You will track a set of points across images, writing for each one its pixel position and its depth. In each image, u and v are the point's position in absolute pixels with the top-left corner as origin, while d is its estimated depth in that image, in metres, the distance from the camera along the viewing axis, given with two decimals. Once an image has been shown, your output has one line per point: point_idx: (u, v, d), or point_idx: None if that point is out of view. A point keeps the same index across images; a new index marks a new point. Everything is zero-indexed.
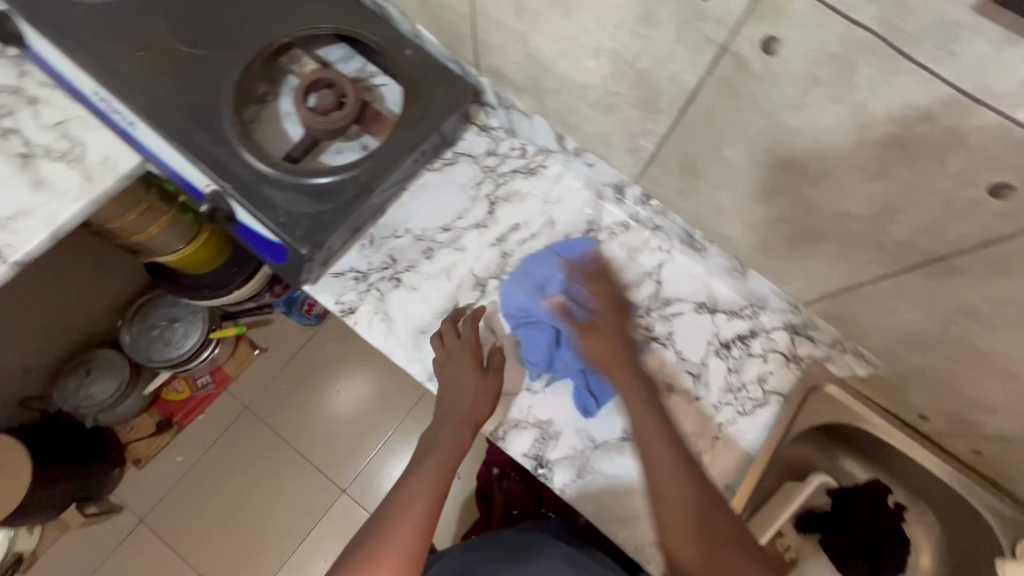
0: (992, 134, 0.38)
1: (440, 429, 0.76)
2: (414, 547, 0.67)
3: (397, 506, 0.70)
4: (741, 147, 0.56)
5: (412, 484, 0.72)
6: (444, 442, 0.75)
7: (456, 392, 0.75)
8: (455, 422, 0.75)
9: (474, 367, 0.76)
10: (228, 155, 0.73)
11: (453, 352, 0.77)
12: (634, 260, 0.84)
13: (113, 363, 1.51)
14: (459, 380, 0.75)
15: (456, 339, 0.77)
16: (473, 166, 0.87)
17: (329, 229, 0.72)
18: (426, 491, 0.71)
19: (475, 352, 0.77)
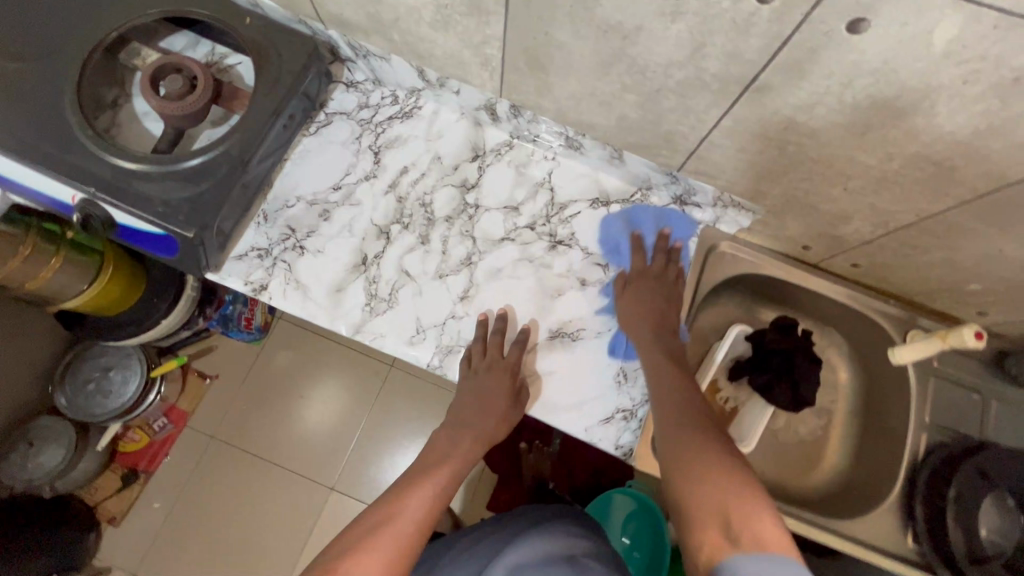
0: None
1: (459, 441, 0.78)
2: (424, 528, 0.65)
3: (412, 492, 0.69)
4: (566, 26, 0.60)
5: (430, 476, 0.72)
6: (461, 451, 0.77)
7: (482, 412, 0.79)
8: (475, 436, 0.79)
9: (512, 402, 0.78)
10: (84, 159, 0.71)
11: (492, 368, 0.78)
12: (524, 174, 0.88)
13: (54, 429, 1.45)
14: (490, 398, 0.78)
15: (483, 360, 0.78)
16: (348, 122, 0.88)
17: (212, 208, 0.72)
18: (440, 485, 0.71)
19: (515, 374, 0.78)
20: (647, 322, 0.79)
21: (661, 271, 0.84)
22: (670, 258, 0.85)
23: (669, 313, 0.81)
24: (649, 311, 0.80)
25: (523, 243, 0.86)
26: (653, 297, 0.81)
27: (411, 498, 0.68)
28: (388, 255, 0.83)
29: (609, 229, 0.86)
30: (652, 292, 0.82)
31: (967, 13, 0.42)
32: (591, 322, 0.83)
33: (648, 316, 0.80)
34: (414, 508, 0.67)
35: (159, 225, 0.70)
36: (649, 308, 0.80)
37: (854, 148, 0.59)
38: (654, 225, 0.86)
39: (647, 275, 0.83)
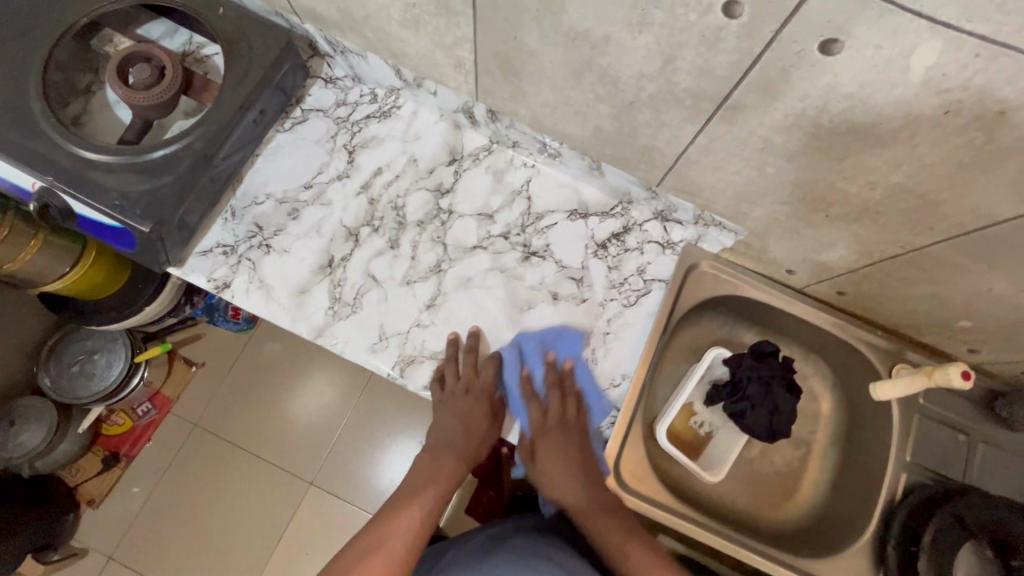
0: None
1: (439, 461, 0.80)
2: (413, 547, 0.71)
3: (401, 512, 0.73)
4: (535, 31, 0.57)
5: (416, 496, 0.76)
6: (441, 470, 0.79)
7: (465, 431, 0.80)
8: (454, 455, 0.80)
9: (489, 422, 0.80)
10: (44, 146, 0.69)
11: (468, 392, 0.78)
12: (501, 181, 0.85)
13: (36, 409, 1.46)
14: (469, 420, 0.79)
15: (457, 382, 0.77)
16: (324, 119, 0.86)
17: (171, 202, 0.70)
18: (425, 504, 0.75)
19: (490, 396, 0.79)
20: (562, 480, 0.77)
21: (564, 407, 0.78)
22: (564, 390, 0.79)
23: (582, 455, 0.78)
24: (567, 473, 0.77)
25: (495, 252, 0.83)
26: (565, 447, 0.77)
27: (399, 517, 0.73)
28: (355, 258, 0.81)
29: (507, 373, 0.80)
30: (562, 437, 0.78)
31: (946, 39, 0.38)
32: (559, 337, 0.81)
33: (566, 468, 0.77)
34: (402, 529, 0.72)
35: (116, 216, 0.69)
36: (566, 460, 0.77)
37: (834, 173, 0.55)
38: (543, 352, 0.80)
39: (547, 424, 0.78)
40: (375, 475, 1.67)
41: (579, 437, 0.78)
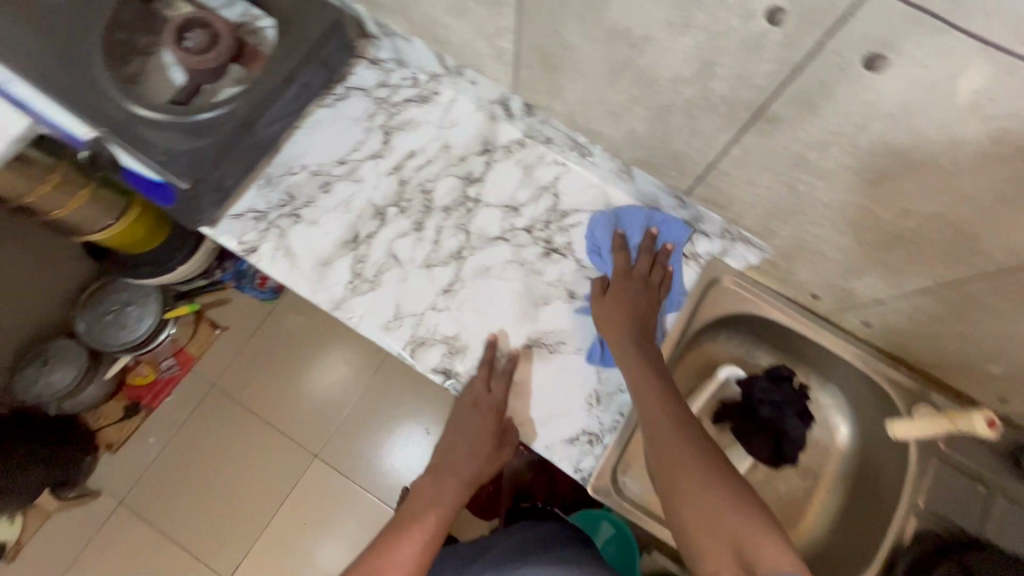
0: None
1: (444, 483, 0.78)
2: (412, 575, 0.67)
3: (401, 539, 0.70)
4: (576, 26, 0.57)
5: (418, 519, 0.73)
6: (446, 492, 0.77)
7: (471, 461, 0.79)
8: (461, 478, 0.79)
9: (497, 441, 0.78)
10: (100, 100, 0.73)
11: (476, 405, 0.77)
12: (531, 176, 0.86)
13: (68, 351, 1.53)
14: (475, 442, 0.78)
15: (469, 393, 0.77)
16: (365, 99, 0.88)
17: (209, 164, 0.73)
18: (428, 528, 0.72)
19: (502, 412, 0.77)
20: (623, 332, 0.76)
21: (642, 276, 0.80)
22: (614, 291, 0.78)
23: (646, 323, 0.77)
24: (630, 325, 0.76)
25: (516, 245, 0.83)
26: (632, 302, 0.78)
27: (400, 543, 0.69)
28: (379, 236, 0.83)
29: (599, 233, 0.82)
30: (630, 296, 0.78)
31: (997, 64, 0.37)
32: (570, 336, 0.81)
33: (623, 322, 0.76)
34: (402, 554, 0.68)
35: (158, 172, 0.72)
36: (625, 317, 0.77)
37: (867, 197, 0.54)
38: (635, 225, 0.83)
39: (626, 279, 0.79)
40: (380, 457, 1.69)
41: (650, 303, 0.79)
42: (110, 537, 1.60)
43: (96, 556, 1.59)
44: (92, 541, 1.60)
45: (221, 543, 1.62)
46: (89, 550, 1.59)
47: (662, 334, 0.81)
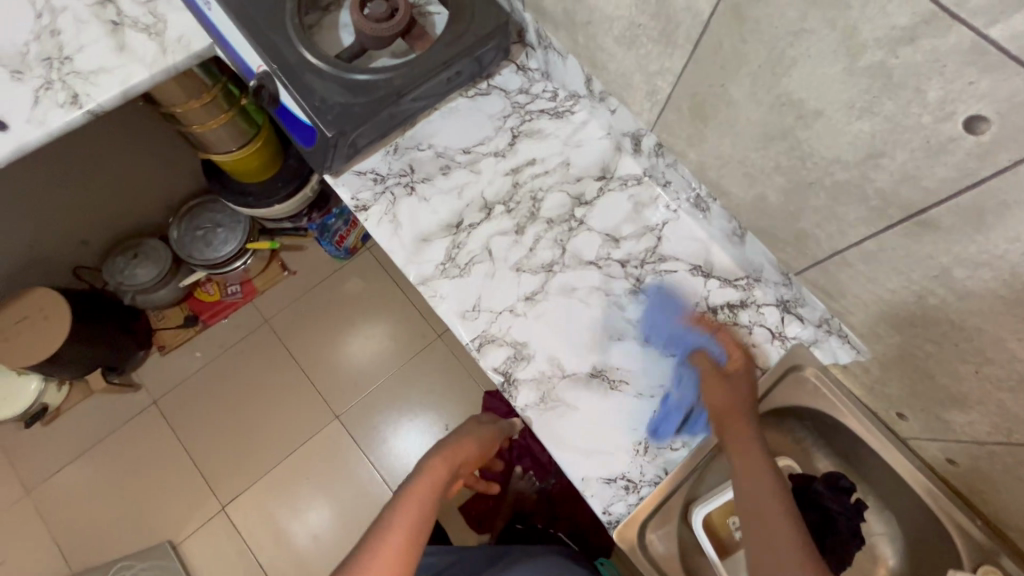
0: (967, 53, 0.40)
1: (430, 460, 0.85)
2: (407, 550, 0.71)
3: (396, 513, 0.74)
4: (745, 85, 0.58)
5: (411, 489, 0.78)
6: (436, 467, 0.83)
7: (464, 444, 0.90)
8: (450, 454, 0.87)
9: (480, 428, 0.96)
10: (281, 40, 0.80)
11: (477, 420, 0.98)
12: (640, 213, 0.86)
13: (156, 252, 1.64)
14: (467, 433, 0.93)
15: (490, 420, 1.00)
16: (504, 100, 0.91)
17: (358, 120, 0.79)
18: (423, 501, 0.77)
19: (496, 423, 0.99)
20: (729, 405, 0.73)
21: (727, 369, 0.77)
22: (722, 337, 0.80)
23: (741, 408, 0.73)
24: (732, 397, 0.74)
25: (608, 275, 0.84)
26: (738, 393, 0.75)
27: (398, 517, 0.74)
28: (481, 228, 0.85)
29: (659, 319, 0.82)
30: (729, 381, 0.76)
31: None
32: (637, 378, 0.80)
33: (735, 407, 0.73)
34: (400, 528, 0.73)
35: (312, 115, 0.78)
36: (736, 404, 0.74)
37: (1006, 330, 0.51)
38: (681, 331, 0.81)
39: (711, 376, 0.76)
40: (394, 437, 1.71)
41: (733, 373, 0.77)
42: (136, 431, 1.69)
43: (117, 445, 1.67)
44: (117, 431, 1.68)
45: (232, 472, 1.67)
46: (111, 438, 1.67)
47: None
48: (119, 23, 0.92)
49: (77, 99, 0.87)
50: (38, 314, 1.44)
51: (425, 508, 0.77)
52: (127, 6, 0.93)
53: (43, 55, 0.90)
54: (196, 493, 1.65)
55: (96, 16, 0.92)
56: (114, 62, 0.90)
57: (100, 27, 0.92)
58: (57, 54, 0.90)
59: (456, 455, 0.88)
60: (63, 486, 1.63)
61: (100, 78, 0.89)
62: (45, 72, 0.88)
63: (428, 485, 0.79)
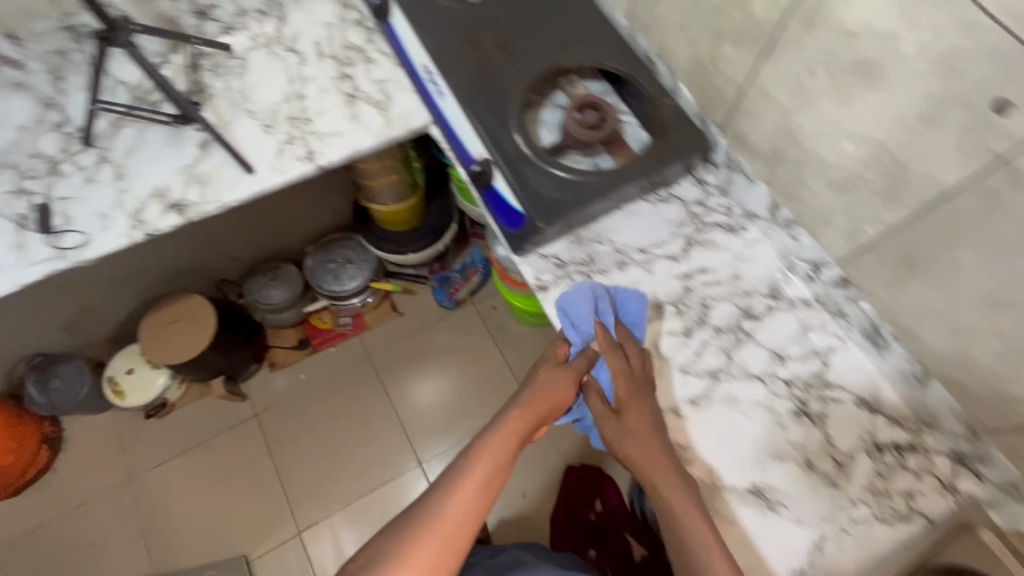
0: None
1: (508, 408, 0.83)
2: (471, 513, 0.73)
3: (471, 464, 0.77)
4: (979, 253, 0.61)
5: (483, 446, 0.79)
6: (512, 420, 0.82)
7: (547, 393, 0.84)
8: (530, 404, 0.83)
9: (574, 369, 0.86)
10: (505, 136, 0.91)
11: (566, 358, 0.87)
12: (806, 335, 0.88)
13: (291, 276, 1.76)
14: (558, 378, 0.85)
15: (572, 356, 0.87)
16: (681, 208, 0.98)
17: (565, 215, 0.87)
18: (497, 456, 0.78)
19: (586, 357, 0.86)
20: (634, 451, 0.79)
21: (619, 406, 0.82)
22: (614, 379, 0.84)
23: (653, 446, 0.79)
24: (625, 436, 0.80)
25: (772, 392, 0.85)
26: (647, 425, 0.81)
27: (472, 471, 0.76)
28: (650, 325, 0.90)
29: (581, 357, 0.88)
30: (624, 418, 0.81)
31: None
32: (795, 504, 0.79)
33: (647, 435, 0.80)
34: (473, 481, 0.75)
35: (529, 206, 0.87)
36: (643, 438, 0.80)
37: None
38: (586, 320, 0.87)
39: (603, 419, 0.83)
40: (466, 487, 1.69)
41: (620, 409, 0.82)
42: (234, 440, 1.78)
43: (216, 450, 1.77)
44: (218, 436, 1.78)
45: (315, 497, 1.73)
46: (212, 442, 1.77)
47: (885, 554, 0.77)
48: (354, 96, 1.07)
49: (312, 155, 1.01)
50: (186, 320, 1.58)
51: (493, 469, 0.77)
52: (362, 83, 1.08)
53: (289, 114, 1.05)
54: (279, 512, 1.70)
55: (336, 88, 1.08)
56: (346, 128, 1.04)
57: (338, 97, 1.07)
58: (300, 115, 1.05)
59: (538, 407, 0.83)
60: (161, 480, 1.72)
61: (333, 140, 1.03)
62: (289, 129, 1.03)
63: (504, 442, 0.79)
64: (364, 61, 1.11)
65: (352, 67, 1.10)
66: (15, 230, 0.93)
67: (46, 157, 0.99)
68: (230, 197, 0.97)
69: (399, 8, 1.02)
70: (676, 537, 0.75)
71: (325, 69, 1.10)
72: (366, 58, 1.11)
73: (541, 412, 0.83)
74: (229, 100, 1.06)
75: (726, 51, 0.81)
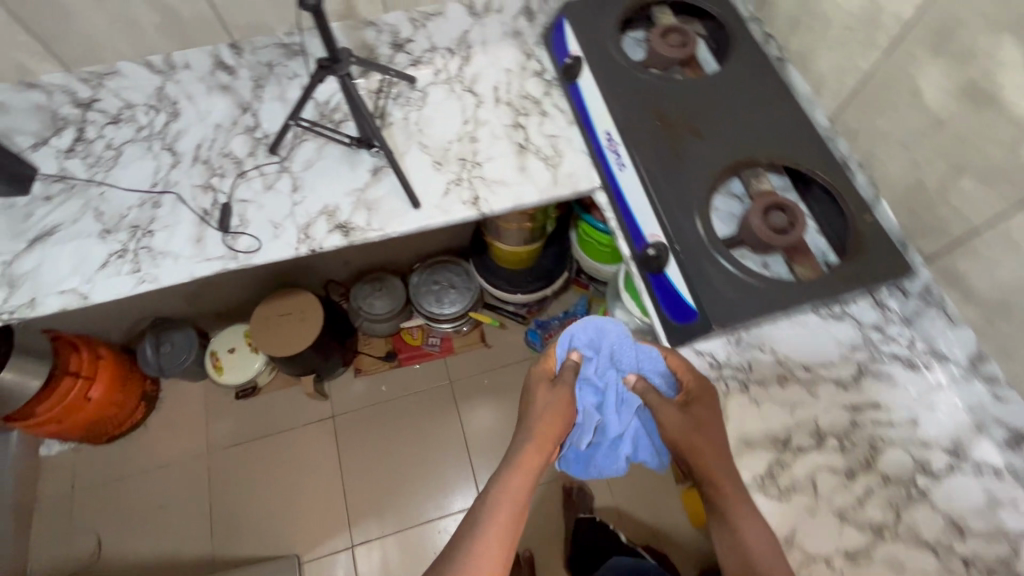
0: None
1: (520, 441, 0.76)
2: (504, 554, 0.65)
3: (491, 503, 0.69)
4: None
5: (501, 481, 0.71)
6: (527, 450, 0.74)
7: (552, 415, 0.78)
8: (539, 430, 0.76)
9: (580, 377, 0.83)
10: (687, 223, 0.87)
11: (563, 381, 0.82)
12: (994, 510, 0.77)
13: (393, 290, 1.79)
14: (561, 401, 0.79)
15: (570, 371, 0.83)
16: (856, 330, 0.89)
17: (745, 319, 0.80)
18: (519, 488, 0.71)
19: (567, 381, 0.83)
20: (701, 445, 0.75)
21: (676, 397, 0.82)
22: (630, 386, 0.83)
23: (714, 435, 0.77)
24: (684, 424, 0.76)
25: (945, 567, 0.75)
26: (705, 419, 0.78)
27: (494, 510, 0.68)
28: (809, 456, 0.82)
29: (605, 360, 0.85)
30: (692, 408, 0.78)
31: None
32: None
33: (710, 423, 0.78)
34: (498, 519, 0.67)
35: (708, 303, 0.82)
36: (700, 428, 0.77)
37: None
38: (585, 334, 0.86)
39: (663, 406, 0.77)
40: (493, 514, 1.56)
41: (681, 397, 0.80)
42: (308, 436, 1.81)
43: (289, 442, 1.80)
44: (293, 429, 1.82)
45: (372, 513, 1.73)
46: (287, 434, 1.81)
47: None
48: (525, 147, 1.07)
49: (476, 201, 1.02)
50: (294, 315, 1.63)
51: (516, 506, 0.69)
52: (534, 135, 1.08)
53: (460, 155, 1.06)
54: (335, 519, 1.72)
55: (508, 136, 1.09)
56: (513, 179, 1.04)
57: (509, 145, 1.07)
58: (470, 158, 1.06)
59: (550, 431, 0.77)
60: (234, 459, 1.77)
61: (498, 189, 1.03)
62: (459, 170, 1.04)
63: (520, 473, 0.72)
64: (539, 113, 1.11)
65: (525, 117, 1.10)
66: (197, 223, 0.98)
67: (234, 158, 1.05)
68: (393, 228, 0.98)
69: (591, 71, 1.02)
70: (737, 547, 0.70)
71: (499, 115, 1.11)
72: (541, 111, 1.11)
73: (550, 439, 0.76)
74: (406, 132, 1.09)
75: (965, 187, 0.74)
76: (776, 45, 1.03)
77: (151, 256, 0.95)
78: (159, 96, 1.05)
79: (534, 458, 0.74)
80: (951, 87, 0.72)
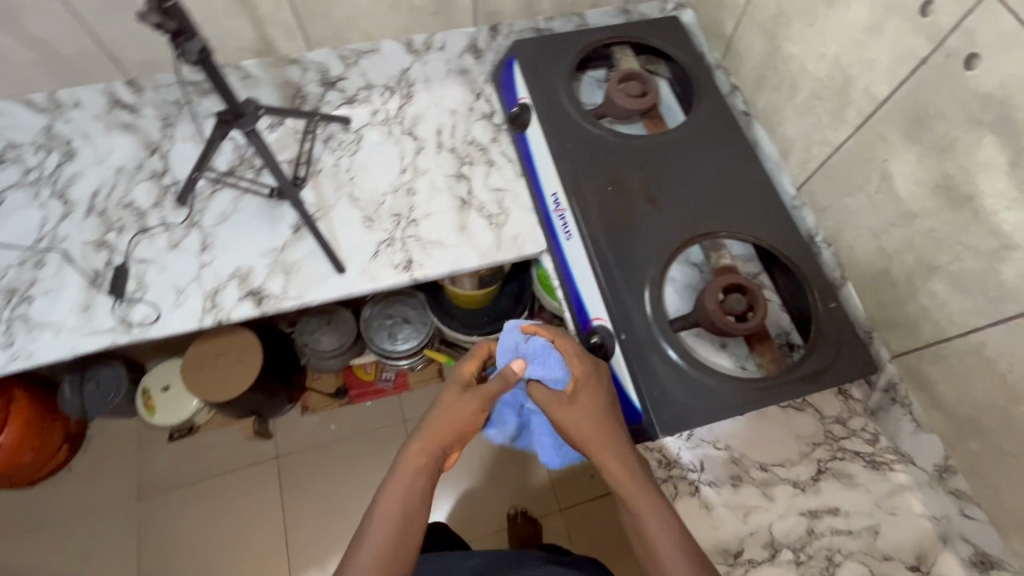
0: None
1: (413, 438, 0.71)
2: (394, 552, 0.62)
3: (381, 502, 0.65)
4: None
5: (391, 480, 0.67)
6: (419, 450, 0.70)
7: (449, 407, 0.73)
8: (431, 427, 0.71)
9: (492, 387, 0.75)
10: (636, 308, 0.78)
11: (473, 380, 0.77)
12: None
13: (344, 323, 1.64)
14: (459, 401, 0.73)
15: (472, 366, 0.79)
16: (816, 423, 0.82)
17: (692, 425, 0.72)
18: (409, 487, 0.66)
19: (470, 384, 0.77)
20: (588, 433, 0.71)
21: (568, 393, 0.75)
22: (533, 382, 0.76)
23: (609, 422, 0.72)
24: (582, 418, 0.72)
25: None
26: (601, 410, 0.73)
27: (382, 510, 0.64)
28: (760, 570, 0.75)
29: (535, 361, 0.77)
30: (579, 400, 0.74)
31: None
32: None
33: (608, 419, 0.72)
34: (387, 519, 0.64)
35: (654, 405, 0.73)
36: (592, 421, 0.72)
37: None
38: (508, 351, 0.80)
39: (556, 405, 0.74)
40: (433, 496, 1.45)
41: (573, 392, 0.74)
42: (248, 479, 1.70)
43: (229, 486, 1.69)
44: (234, 471, 1.70)
45: (316, 563, 1.62)
46: (227, 478, 1.70)
47: None
48: (467, 202, 0.97)
49: (409, 265, 0.91)
50: (229, 367, 1.48)
51: (408, 506, 0.65)
52: (478, 188, 0.98)
53: (395, 210, 0.96)
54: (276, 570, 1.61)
55: (449, 188, 0.98)
56: (452, 240, 0.94)
57: (450, 200, 0.97)
58: (406, 213, 0.95)
59: (448, 424, 0.72)
60: (167, 505, 1.66)
61: (435, 251, 0.93)
62: (391, 228, 0.94)
63: (414, 472, 0.67)
64: (485, 162, 1.01)
65: (470, 167, 1.00)
66: (86, 288, 0.86)
67: (135, 209, 0.92)
68: (313, 297, 0.88)
69: (539, 122, 0.92)
70: (639, 537, 0.65)
71: (441, 163, 1.00)
72: (488, 160, 1.01)
73: (450, 434, 0.72)
74: (335, 180, 0.98)
75: (936, 289, 0.67)
76: (741, 99, 0.94)
77: (28, 327, 0.83)
78: (48, 135, 0.92)
79: (425, 454, 0.69)
80: (922, 179, 0.65)
